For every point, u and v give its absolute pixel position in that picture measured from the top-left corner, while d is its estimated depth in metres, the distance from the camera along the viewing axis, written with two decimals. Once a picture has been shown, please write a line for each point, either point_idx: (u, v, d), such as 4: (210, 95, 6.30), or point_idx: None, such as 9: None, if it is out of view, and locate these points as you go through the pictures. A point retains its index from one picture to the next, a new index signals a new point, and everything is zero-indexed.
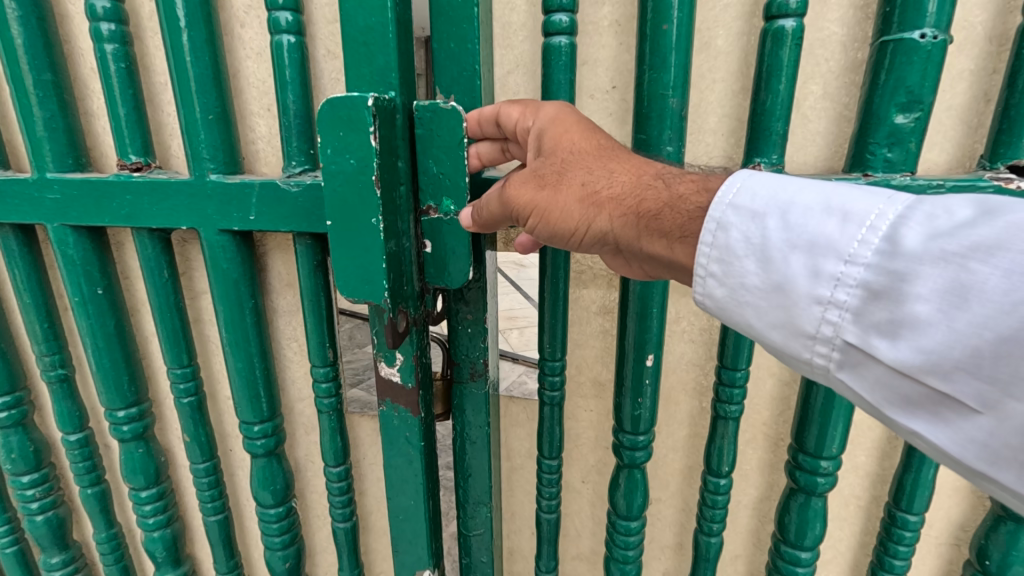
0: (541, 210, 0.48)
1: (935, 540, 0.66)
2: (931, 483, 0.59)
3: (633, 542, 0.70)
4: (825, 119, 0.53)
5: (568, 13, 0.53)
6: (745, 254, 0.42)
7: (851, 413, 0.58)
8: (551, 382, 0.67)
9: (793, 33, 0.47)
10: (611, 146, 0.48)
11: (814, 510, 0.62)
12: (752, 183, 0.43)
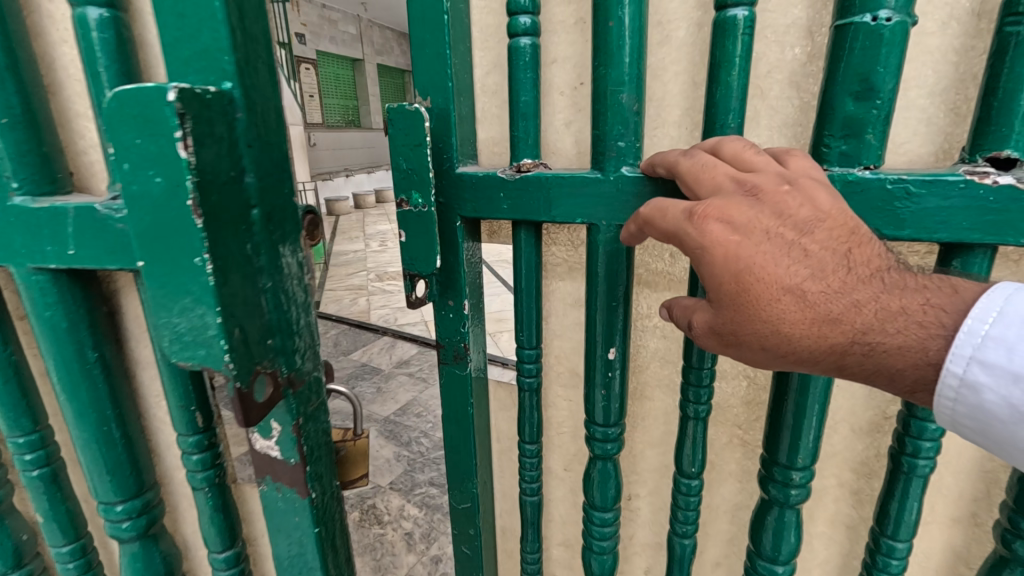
0: (745, 359, 0.46)
1: (928, 565, 0.61)
2: (918, 510, 0.54)
3: (608, 533, 0.71)
4: (791, 109, 0.51)
5: (531, 14, 0.55)
6: (1010, 415, 0.41)
7: (822, 424, 0.55)
8: (527, 369, 0.69)
9: (746, 23, 0.46)
10: (802, 275, 0.42)
11: (787, 522, 0.59)
12: (1000, 333, 0.39)
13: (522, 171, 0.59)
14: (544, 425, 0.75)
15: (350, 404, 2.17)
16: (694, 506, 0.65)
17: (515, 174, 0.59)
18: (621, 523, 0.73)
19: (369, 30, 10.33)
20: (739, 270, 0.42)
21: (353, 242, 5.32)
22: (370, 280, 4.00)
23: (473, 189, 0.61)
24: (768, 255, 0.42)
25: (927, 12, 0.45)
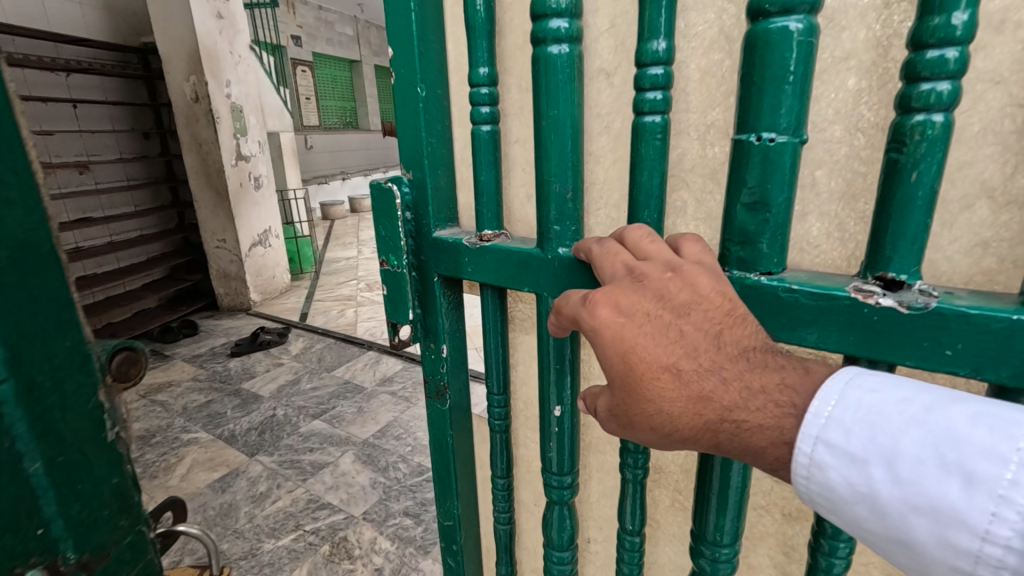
0: (644, 440, 0.49)
1: None
2: None
3: (564, 565, 0.82)
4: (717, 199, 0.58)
5: (489, 106, 0.67)
6: (854, 494, 0.42)
7: (741, 506, 0.60)
8: (496, 408, 0.84)
9: (659, 127, 0.54)
10: (676, 356, 0.46)
11: None
12: (842, 415, 0.42)
13: (484, 241, 0.70)
14: (515, 460, 0.90)
15: (330, 428, 2.16)
16: (636, 556, 0.73)
17: (479, 244, 0.70)
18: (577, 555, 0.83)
19: (365, 32, 10.30)
20: (626, 348, 0.47)
21: (345, 248, 5.32)
22: (360, 289, 4.01)
23: (442, 255, 0.74)
24: (647, 336, 0.46)
25: (835, 122, 0.49)
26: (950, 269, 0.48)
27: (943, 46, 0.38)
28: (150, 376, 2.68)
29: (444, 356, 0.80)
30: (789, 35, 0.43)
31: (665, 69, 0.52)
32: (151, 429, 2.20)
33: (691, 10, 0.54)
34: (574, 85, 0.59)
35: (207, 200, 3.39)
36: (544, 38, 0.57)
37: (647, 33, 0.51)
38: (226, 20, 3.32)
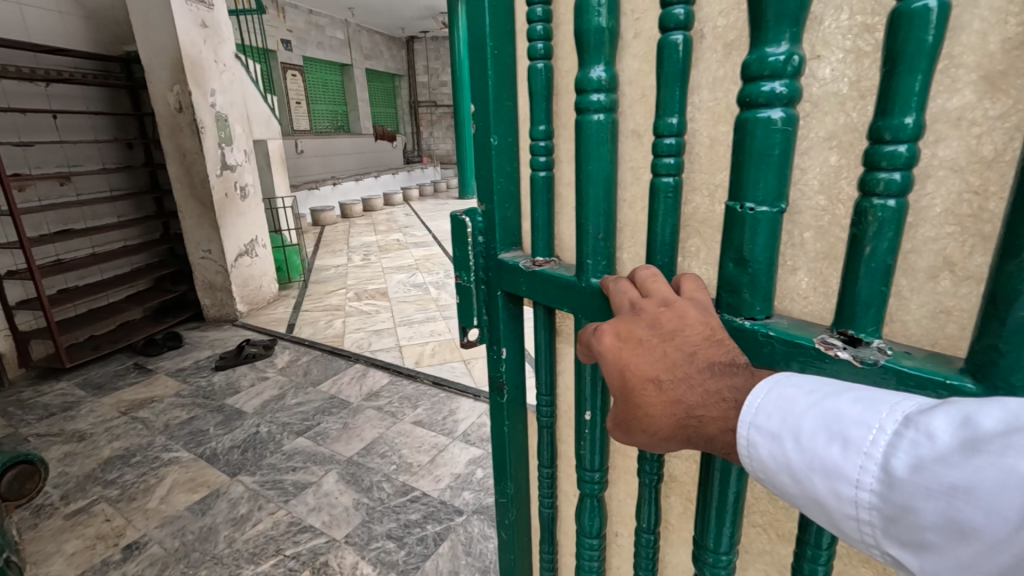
0: (639, 443, 0.52)
1: None
2: None
3: (594, 554, 0.88)
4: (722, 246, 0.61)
5: (544, 157, 0.73)
6: (773, 469, 0.44)
7: (737, 518, 0.65)
8: (544, 410, 0.89)
9: (668, 188, 0.59)
10: (659, 370, 0.48)
11: None
12: (764, 401, 0.45)
13: (536, 266, 0.76)
14: (558, 454, 0.95)
15: (311, 445, 2.14)
16: (650, 553, 0.78)
17: (531, 268, 0.76)
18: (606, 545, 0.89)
19: (356, 35, 10.24)
20: (622, 363, 0.50)
21: (335, 255, 5.28)
22: (349, 298, 3.97)
23: (501, 274, 0.81)
24: (636, 353, 0.50)
25: (819, 193, 0.52)
26: (917, 329, 0.49)
27: (895, 142, 0.41)
28: (131, 392, 2.63)
29: (502, 359, 0.87)
30: (772, 122, 0.47)
31: (674, 140, 0.57)
32: (131, 448, 2.16)
33: (703, 88, 0.58)
34: (606, 148, 0.65)
35: (191, 211, 3.34)
36: (584, 107, 0.63)
37: (663, 109, 0.56)
38: (210, 28, 3.29)
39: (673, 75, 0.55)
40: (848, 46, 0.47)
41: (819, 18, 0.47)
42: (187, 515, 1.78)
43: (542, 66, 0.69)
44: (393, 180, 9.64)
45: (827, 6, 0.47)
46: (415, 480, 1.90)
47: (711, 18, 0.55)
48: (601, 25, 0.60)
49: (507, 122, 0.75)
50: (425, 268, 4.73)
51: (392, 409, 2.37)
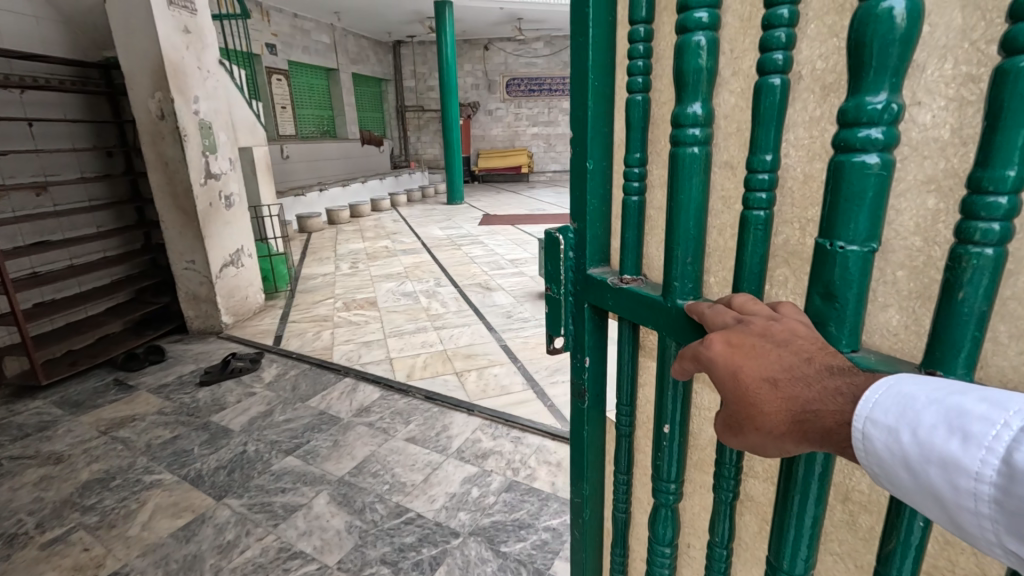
0: (752, 445, 0.51)
1: None
2: None
3: (666, 562, 0.87)
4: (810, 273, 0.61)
5: (637, 181, 0.77)
6: (887, 463, 0.42)
7: (814, 540, 0.64)
8: (624, 420, 0.90)
9: (759, 221, 0.61)
10: (773, 369, 0.48)
11: None
12: (879, 396, 0.42)
13: (623, 284, 0.80)
14: (633, 463, 0.95)
15: (301, 463, 2.08)
16: (723, 566, 0.78)
17: (618, 284, 0.80)
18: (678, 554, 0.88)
19: (342, 39, 10.15)
20: (737, 368, 0.50)
21: (323, 263, 5.19)
22: (337, 308, 3.90)
23: (588, 287, 0.86)
24: (751, 360, 0.49)
25: (914, 234, 0.50)
26: (1014, 374, 0.47)
27: (995, 193, 0.41)
28: (111, 410, 2.54)
29: (584, 367, 0.91)
30: (867, 166, 0.48)
31: (767, 176, 0.59)
32: (111, 471, 2.07)
33: (799, 126, 0.58)
34: (698, 179, 0.67)
35: (174, 220, 3.25)
36: (680, 140, 0.66)
37: (757, 147, 0.59)
38: (193, 34, 3.21)
39: (769, 116, 0.57)
40: (951, 94, 0.46)
41: (922, 66, 0.47)
42: (170, 542, 1.71)
43: (641, 99, 0.73)
44: (380, 186, 9.55)
45: (930, 56, 0.47)
46: (408, 501, 1.84)
47: (811, 60, 0.55)
48: (700, 66, 0.63)
49: (603, 148, 0.79)
50: (414, 276, 4.67)
51: (383, 425, 2.32)
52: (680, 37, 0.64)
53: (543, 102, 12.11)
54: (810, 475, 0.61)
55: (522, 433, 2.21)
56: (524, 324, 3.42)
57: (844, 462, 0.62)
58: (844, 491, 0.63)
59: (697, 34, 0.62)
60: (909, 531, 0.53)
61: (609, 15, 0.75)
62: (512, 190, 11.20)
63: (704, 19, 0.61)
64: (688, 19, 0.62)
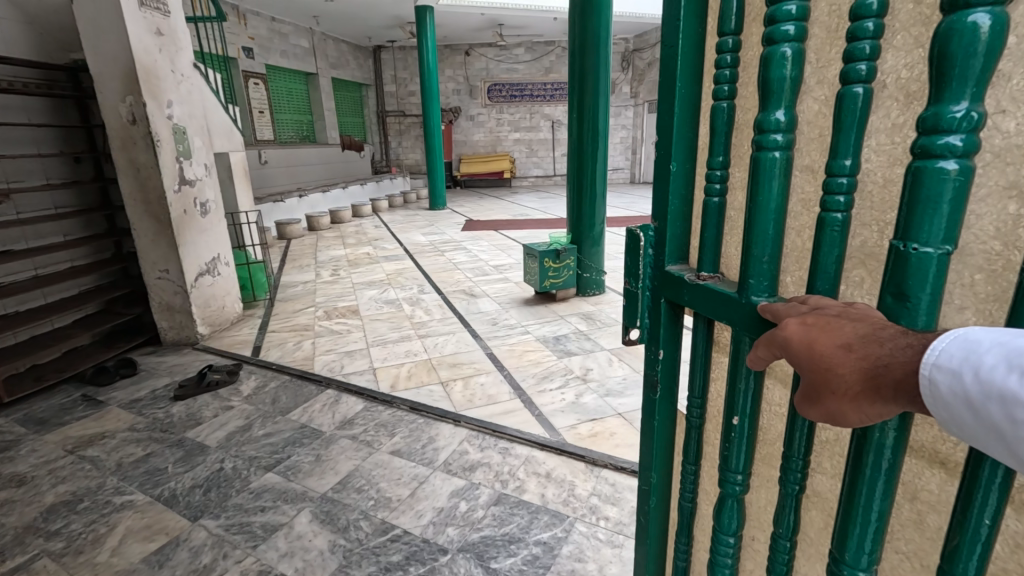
0: (830, 412, 0.52)
1: None
2: None
3: (729, 551, 0.86)
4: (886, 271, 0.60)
5: (719, 182, 0.77)
6: (958, 408, 0.43)
7: (881, 533, 0.63)
8: (694, 413, 0.89)
9: (837, 223, 0.61)
10: (849, 334, 0.51)
11: None
12: (947, 344, 0.44)
13: (700, 280, 0.80)
14: (702, 456, 0.93)
15: (282, 480, 2.01)
16: (786, 557, 0.77)
17: (694, 280, 0.81)
18: (741, 546, 0.87)
19: (321, 44, 10.03)
20: (811, 339, 0.53)
21: (303, 271, 5.09)
22: (318, 317, 3.81)
23: (665, 282, 0.87)
24: (824, 331, 0.52)
25: (994, 238, 0.50)
26: None
27: None
28: (79, 427, 2.42)
29: (658, 360, 0.91)
30: (945, 173, 0.48)
31: (846, 180, 0.59)
32: (78, 493, 1.97)
33: (881, 132, 0.58)
34: (777, 182, 0.68)
35: (147, 229, 3.13)
36: (762, 144, 0.67)
37: (837, 151, 0.59)
38: (166, 37, 3.11)
39: (850, 123, 0.58)
40: None
41: (1007, 76, 0.47)
42: (142, 568, 1.62)
43: (726, 106, 0.74)
44: (360, 192, 9.43)
45: (1016, 65, 0.46)
46: (394, 517, 1.79)
47: (896, 70, 0.56)
48: (785, 75, 0.64)
49: (688, 151, 0.81)
50: (396, 283, 4.60)
51: (367, 438, 2.26)
52: (766, 48, 0.65)
53: (525, 108, 12.14)
54: (875, 476, 0.60)
55: (511, 444, 2.17)
56: (510, 331, 3.39)
57: (914, 461, 0.61)
58: (912, 489, 0.62)
59: (783, 46, 0.63)
60: (976, 531, 0.52)
61: (700, 27, 0.77)
62: (494, 195, 11.17)
63: (791, 32, 0.62)
64: (774, 31, 0.63)
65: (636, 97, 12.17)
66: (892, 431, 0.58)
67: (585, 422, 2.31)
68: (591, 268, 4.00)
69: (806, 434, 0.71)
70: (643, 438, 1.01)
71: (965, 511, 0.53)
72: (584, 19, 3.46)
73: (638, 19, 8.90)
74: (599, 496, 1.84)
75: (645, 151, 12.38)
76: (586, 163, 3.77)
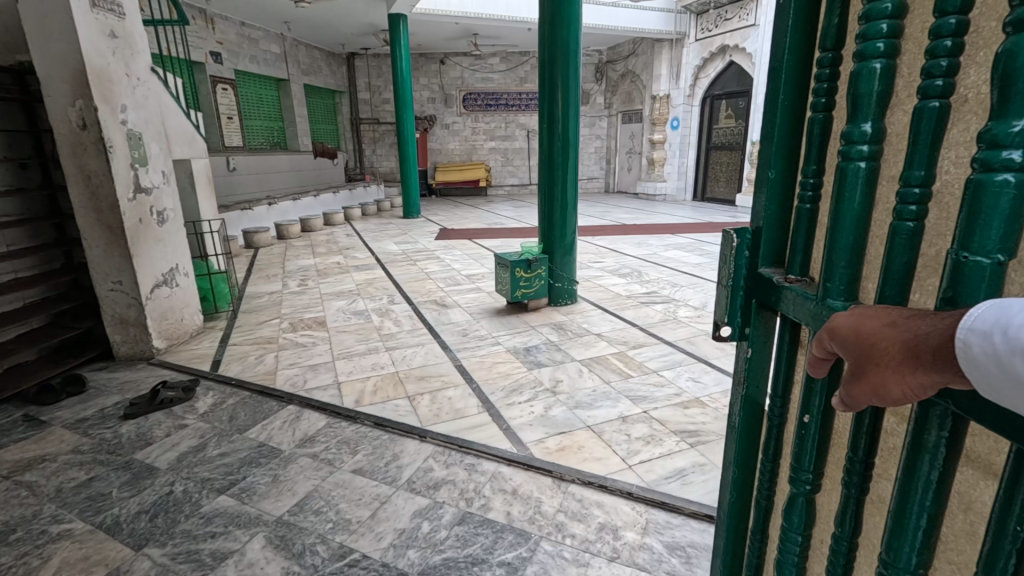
0: (875, 389, 0.55)
1: None
2: None
3: (794, 552, 0.82)
4: None
5: (811, 188, 0.76)
6: (993, 368, 0.45)
7: (928, 535, 0.61)
8: (776, 412, 0.86)
9: (905, 232, 0.60)
10: (890, 317, 0.55)
11: None
12: (981, 310, 0.48)
13: (786, 282, 0.78)
14: (779, 456, 0.89)
15: (235, 503, 1.91)
16: (844, 560, 0.74)
17: (782, 281, 0.79)
18: (807, 551, 0.83)
19: (293, 50, 9.89)
20: (856, 322, 0.57)
21: (269, 282, 4.94)
22: (283, 329, 3.70)
23: (755, 284, 0.85)
24: (868, 316, 0.57)
25: None
26: None
27: None
28: (17, 451, 2.26)
29: (748, 358, 0.89)
30: (1003, 185, 0.49)
31: (918, 190, 0.58)
32: (10, 523, 1.83)
33: (958, 145, 0.57)
34: (860, 192, 0.66)
35: (97, 238, 2.97)
36: (846, 155, 0.66)
37: (909, 162, 0.59)
38: (120, 39, 3.00)
39: (923, 136, 0.57)
40: None
41: None
42: None
43: (821, 117, 0.73)
44: (332, 200, 9.27)
45: None
46: (353, 540, 1.71)
47: (977, 85, 0.55)
48: (872, 90, 0.63)
49: (787, 159, 0.80)
50: (366, 293, 4.51)
51: (329, 457, 2.17)
52: (856, 63, 0.64)
53: (500, 117, 12.20)
54: (927, 480, 0.60)
55: (477, 460, 2.12)
56: (480, 342, 3.34)
57: (969, 472, 0.60)
58: (967, 499, 0.61)
59: (873, 61, 0.62)
60: (1016, 535, 0.51)
61: (810, 36, 0.75)
62: (468, 204, 11.13)
63: (882, 47, 0.61)
64: (864, 48, 0.63)
65: (610, 107, 12.34)
66: (944, 437, 0.57)
67: (553, 436, 2.27)
68: (562, 277, 3.99)
69: (869, 433, 0.68)
70: (729, 432, 0.99)
71: (1005, 515, 0.52)
72: (553, 31, 3.49)
73: (607, 32, 9.06)
74: (566, 513, 1.81)
75: (618, 161, 12.54)
76: (557, 173, 3.78)
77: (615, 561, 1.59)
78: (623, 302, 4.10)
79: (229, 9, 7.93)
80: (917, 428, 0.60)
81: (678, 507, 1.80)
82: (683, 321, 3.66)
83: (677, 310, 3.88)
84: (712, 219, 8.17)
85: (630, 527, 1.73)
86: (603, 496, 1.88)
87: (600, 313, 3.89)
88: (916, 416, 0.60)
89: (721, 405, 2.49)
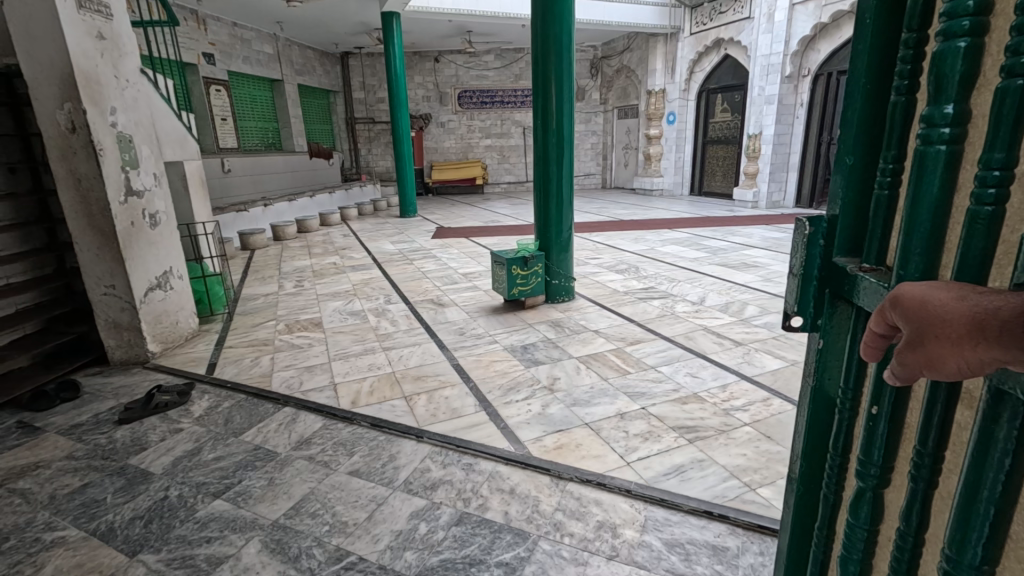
0: (930, 357, 0.55)
1: None
2: None
3: (857, 548, 0.80)
4: None
5: (889, 174, 0.72)
6: None
7: (997, 528, 0.59)
8: (845, 405, 0.83)
9: (984, 217, 0.58)
10: (964, 291, 0.55)
11: None
12: None
13: (861, 270, 0.75)
14: (844, 452, 0.86)
15: (230, 506, 1.89)
16: (908, 556, 0.72)
17: (856, 271, 0.76)
18: (872, 548, 0.80)
19: (286, 50, 9.85)
20: (923, 291, 0.57)
21: (265, 283, 4.92)
22: (278, 331, 3.67)
23: (829, 273, 0.82)
24: (938, 288, 0.56)
25: None
26: None
27: None
28: (10, 458, 2.24)
29: (820, 349, 0.86)
30: None
31: (998, 173, 0.56)
32: (3, 531, 1.82)
33: None
34: (939, 177, 0.63)
35: (89, 242, 2.95)
36: (926, 139, 0.64)
37: (990, 144, 0.57)
38: (107, 41, 2.97)
39: (1005, 117, 0.56)
40: None
41: None
42: None
43: (903, 101, 0.70)
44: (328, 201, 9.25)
45: None
46: (349, 543, 1.70)
47: None
48: (955, 71, 0.60)
49: (868, 144, 0.77)
50: (362, 294, 4.48)
51: (325, 458, 2.16)
52: (939, 43, 0.61)
53: (495, 114, 12.17)
54: (999, 471, 0.58)
55: (475, 460, 2.10)
56: (477, 341, 3.33)
57: None
58: None
59: (958, 40, 0.59)
60: None
61: (893, 19, 0.73)
62: (463, 203, 11.08)
63: (967, 25, 0.58)
64: (948, 27, 0.60)
65: (605, 103, 12.31)
66: (1015, 429, 0.56)
67: (551, 434, 2.26)
68: (559, 274, 3.96)
69: (939, 425, 0.66)
70: (797, 425, 0.96)
71: None
72: (545, 26, 3.47)
73: (599, 28, 9.04)
74: (564, 512, 1.79)
75: (613, 157, 12.51)
76: (552, 169, 3.76)
77: (614, 560, 1.58)
78: (620, 299, 4.07)
79: (220, 9, 7.89)
80: (987, 420, 0.58)
81: (677, 504, 1.79)
82: (680, 316, 3.64)
83: (675, 305, 3.87)
84: (708, 214, 8.15)
85: (629, 524, 1.72)
86: (601, 494, 1.87)
87: (597, 309, 3.87)
88: (988, 408, 0.58)
89: (719, 400, 2.48)
